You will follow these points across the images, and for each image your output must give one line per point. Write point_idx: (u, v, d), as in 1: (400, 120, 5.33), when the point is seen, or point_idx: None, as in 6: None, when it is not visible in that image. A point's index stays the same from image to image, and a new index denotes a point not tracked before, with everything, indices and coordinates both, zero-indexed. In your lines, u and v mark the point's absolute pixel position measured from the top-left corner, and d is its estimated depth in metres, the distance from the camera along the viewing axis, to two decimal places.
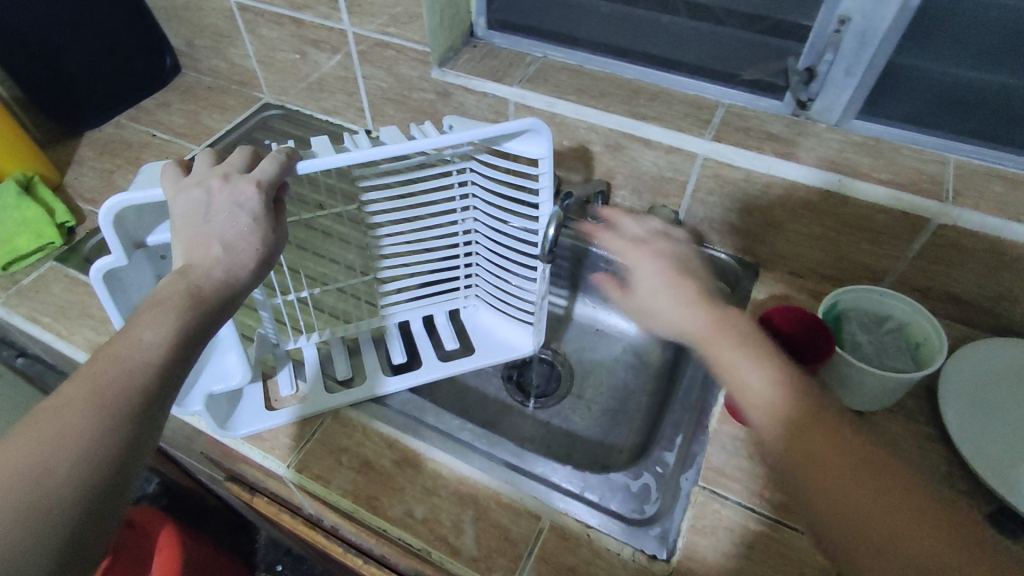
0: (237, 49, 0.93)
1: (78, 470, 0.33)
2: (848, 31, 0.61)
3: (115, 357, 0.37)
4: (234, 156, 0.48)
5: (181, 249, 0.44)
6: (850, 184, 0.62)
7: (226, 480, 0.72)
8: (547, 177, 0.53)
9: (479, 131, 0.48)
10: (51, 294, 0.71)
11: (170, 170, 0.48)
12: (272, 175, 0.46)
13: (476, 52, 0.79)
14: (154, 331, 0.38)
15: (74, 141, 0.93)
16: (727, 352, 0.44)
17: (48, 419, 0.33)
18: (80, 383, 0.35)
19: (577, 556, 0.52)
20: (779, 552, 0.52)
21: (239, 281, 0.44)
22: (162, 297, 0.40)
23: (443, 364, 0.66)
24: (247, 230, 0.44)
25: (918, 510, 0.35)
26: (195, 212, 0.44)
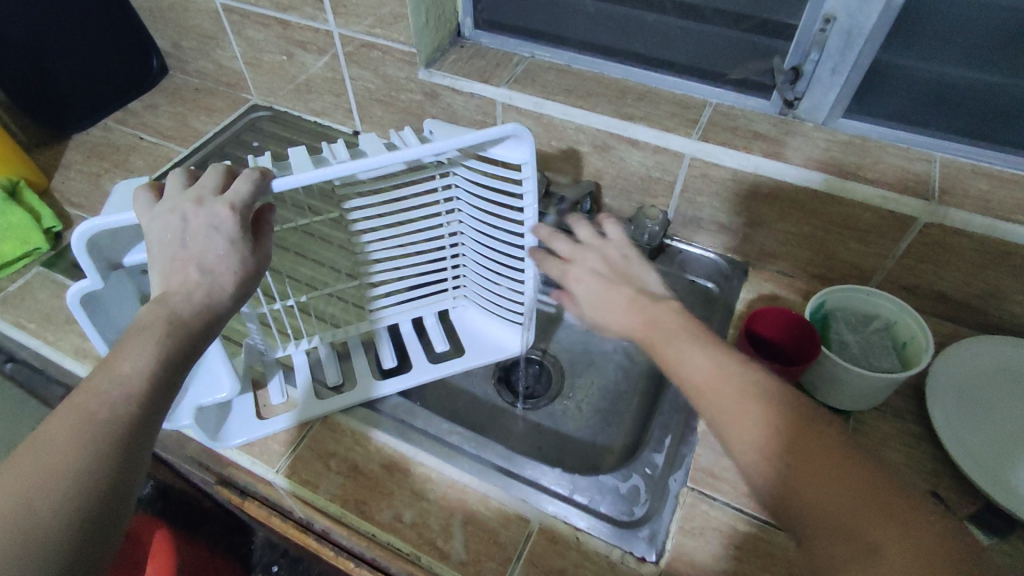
0: (224, 50, 0.92)
1: (62, 513, 0.33)
2: (833, 30, 0.61)
3: (96, 391, 0.36)
4: (207, 175, 0.46)
5: (159, 277, 0.42)
6: (841, 184, 0.62)
7: (217, 483, 0.71)
8: (531, 182, 0.53)
9: (459, 139, 0.47)
10: (38, 300, 0.71)
11: (142, 194, 0.45)
12: (245, 196, 0.44)
13: (464, 53, 0.79)
14: (134, 362, 0.38)
15: (61, 144, 0.92)
16: (667, 351, 0.46)
17: (31, 461, 0.33)
18: (61, 420, 0.35)
19: (566, 559, 0.52)
20: (767, 552, 0.52)
21: (220, 305, 0.42)
22: (142, 324, 0.39)
23: (432, 367, 0.66)
24: (225, 254, 0.43)
25: (886, 505, 0.35)
26: (171, 238, 0.42)
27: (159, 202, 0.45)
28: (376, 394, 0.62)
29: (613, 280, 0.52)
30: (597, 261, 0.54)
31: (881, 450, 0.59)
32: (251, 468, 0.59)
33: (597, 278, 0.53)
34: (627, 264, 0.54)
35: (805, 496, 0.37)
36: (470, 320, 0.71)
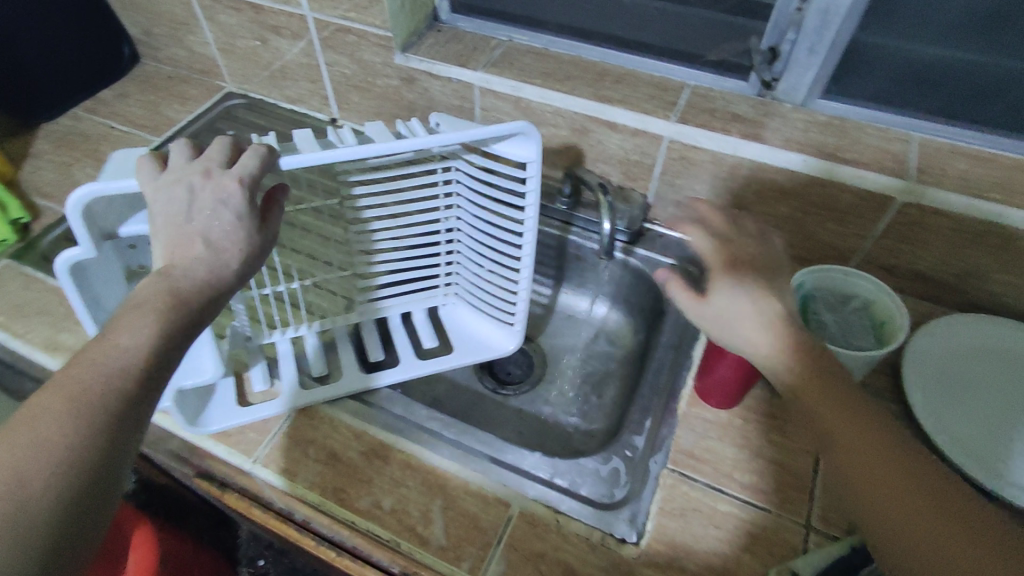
0: (196, 37, 0.90)
1: (53, 485, 0.31)
2: (810, 10, 0.61)
3: (91, 363, 0.35)
4: (214, 149, 0.46)
5: (162, 249, 0.42)
6: (833, 167, 0.61)
7: (195, 476, 0.70)
8: (534, 182, 0.52)
9: (465, 132, 0.47)
10: (5, 292, 0.69)
11: (146, 164, 0.45)
12: (253, 170, 0.44)
13: (441, 37, 0.78)
14: (132, 334, 0.37)
15: (29, 134, 0.90)
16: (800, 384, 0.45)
17: (22, 430, 0.32)
18: (54, 391, 0.34)
19: (546, 542, 0.52)
20: (746, 531, 0.52)
21: (222, 282, 0.42)
22: (141, 299, 0.39)
23: (421, 363, 0.64)
24: (232, 229, 0.42)
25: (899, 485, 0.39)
26: (174, 211, 0.42)
27: (165, 173, 0.44)
28: (369, 385, 0.61)
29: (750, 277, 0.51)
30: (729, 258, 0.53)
31: None
32: (227, 459, 0.58)
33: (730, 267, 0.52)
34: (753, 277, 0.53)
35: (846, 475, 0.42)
36: (459, 317, 0.69)
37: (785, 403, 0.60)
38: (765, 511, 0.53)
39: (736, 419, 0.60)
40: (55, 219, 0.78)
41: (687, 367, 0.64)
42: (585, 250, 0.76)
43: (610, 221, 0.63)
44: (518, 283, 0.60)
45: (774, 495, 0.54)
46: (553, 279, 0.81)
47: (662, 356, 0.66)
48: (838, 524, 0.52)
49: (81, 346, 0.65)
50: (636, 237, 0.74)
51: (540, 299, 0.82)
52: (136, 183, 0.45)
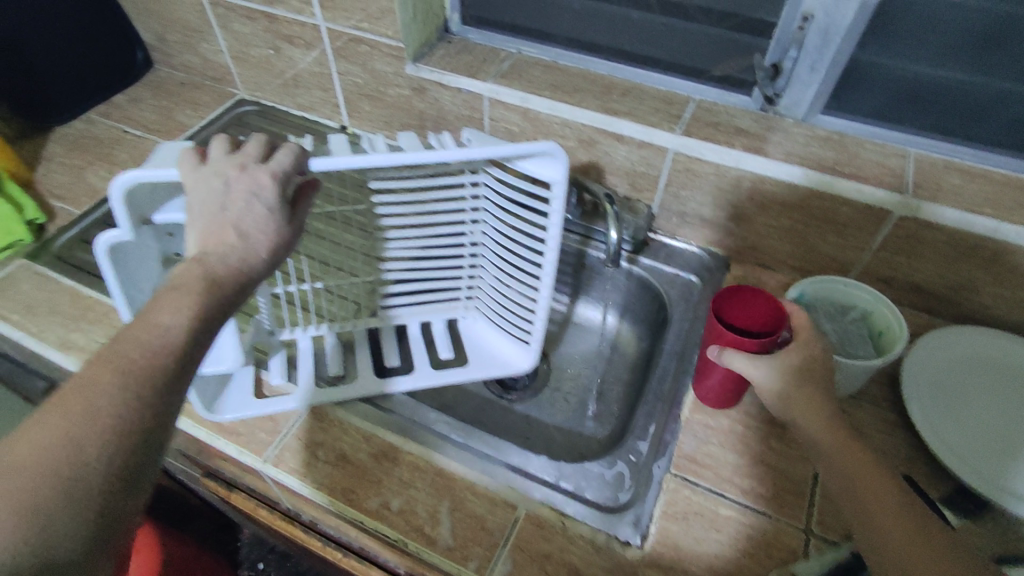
0: (210, 44, 0.92)
1: (105, 451, 0.33)
2: (812, 28, 0.63)
3: (136, 340, 0.37)
4: (251, 144, 0.48)
5: (197, 237, 0.44)
6: (841, 183, 0.63)
7: (203, 476, 0.73)
8: (558, 203, 0.52)
9: (495, 149, 0.48)
10: (19, 291, 0.71)
11: (188, 156, 0.47)
12: (287, 166, 0.46)
13: (451, 48, 0.79)
14: (173, 315, 0.39)
15: (43, 136, 0.91)
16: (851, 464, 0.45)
17: (76, 398, 0.34)
18: (104, 365, 0.35)
19: (552, 544, 0.53)
20: (748, 535, 0.53)
21: (251, 271, 0.43)
22: (179, 282, 0.41)
23: (436, 373, 0.65)
24: (264, 221, 0.44)
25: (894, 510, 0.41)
26: (211, 201, 0.44)
27: (205, 164, 0.46)
28: (385, 390, 0.62)
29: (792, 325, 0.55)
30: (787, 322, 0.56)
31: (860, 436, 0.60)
32: (238, 458, 0.59)
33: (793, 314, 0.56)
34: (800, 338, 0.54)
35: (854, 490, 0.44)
36: (479, 332, 0.69)
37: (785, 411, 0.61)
38: (765, 516, 0.54)
39: (737, 426, 0.61)
40: (70, 221, 0.79)
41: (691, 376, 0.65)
42: (592, 259, 0.78)
43: (617, 229, 0.64)
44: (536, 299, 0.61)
45: (774, 500, 0.55)
46: (569, 292, 0.83)
47: (666, 363, 0.67)
48: (836, 529, 0.53)
49: (94, 345, 0.66)
50: (640, 246, 0.76)
51: (557, 309, 0.84)
52: (176, 173, 0.47)
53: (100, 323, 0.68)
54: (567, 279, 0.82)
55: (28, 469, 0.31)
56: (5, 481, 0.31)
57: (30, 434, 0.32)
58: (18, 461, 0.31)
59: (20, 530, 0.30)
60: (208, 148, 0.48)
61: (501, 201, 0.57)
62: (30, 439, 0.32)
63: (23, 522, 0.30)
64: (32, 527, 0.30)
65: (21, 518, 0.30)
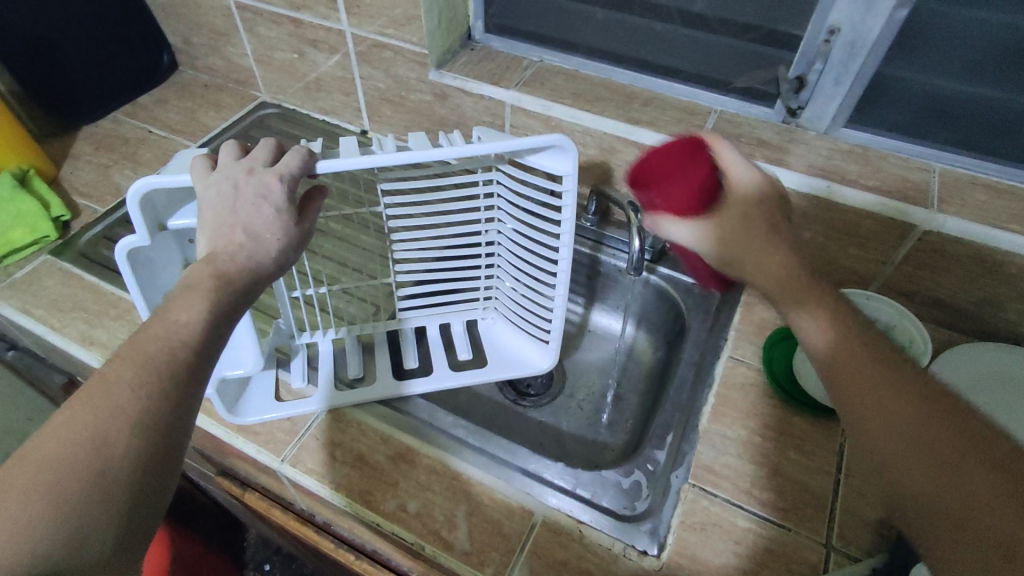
0: (235, 47, 0.93)
1: (132, 446, 0.33)
2: (837, 42, 0.63)
3: (156, 337, 0.37)
4: (259, 148, 0.48)
5: (207, 238, 0.44)
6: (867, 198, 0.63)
7: (218, 475, 0.74)
8: (571, 198, 0.53)
9: (505, 144, 0.48)
10: (44, 286, 0.71)
11: (199, 162, 0.47)
12: (294, 169, 0.46)
13: (474, 55, 0.80)
14: (190, 312, 0.39)
15: (70, 135, 0.92)
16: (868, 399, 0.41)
17: (101, 395, 0.34)
18: (126, 362, 0.36)
19: (569, 551, 0.53)
20: (766, 548, 0.53)
21: (263, 268, 0.44)
22: (192, 282, 0.41)
23: (455, 374, 0.64)
24: (273, 222, 0.44)
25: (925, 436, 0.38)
26: (221, 204, 0.44)
27: (215, 170, 0.46)
28: (401, 391, 0.62)
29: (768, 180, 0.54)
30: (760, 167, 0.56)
31: None
32: (255, 457, 0.59)
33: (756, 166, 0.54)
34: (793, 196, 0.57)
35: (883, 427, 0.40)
36: (497, 332, 0.69)
37: (805, 424, 0.61)
38: (784, 529, 0.54)
39: (756, 437, 0.60)
40: (93, 218, 0.80)
41: (709, 385, 0.64)
42: (612, 268, 0.78)
43: (639, 238, 0.65)
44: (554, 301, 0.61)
45: (793, 513, 0.55)
46: (585, 299, 0.83)
47: (683, 372, 0.67)
48: (857, 544, 0.53)
49: (115, 341, 0.66)
50: (660, 255, 0.76)
51: (572, 317, 0.84)
52: (190, 180, 0.46)
53: (122, 320, 0.68)
54: (581, 285, 0.82)
55: (59, 464, 0.31)
56: (38, 478, 0.31)
57: (58, 431, 0.32)
58: (49, 456, 0.31)
59: (56, 524, 0.30)
60: (218, 155, 0.47)
61: (514, 199, 0.57)
62: (57, 437, 0.32)
63: (56, 515, 0.30)
64: (66, 520, 0.30)
65: (55, 512, 0.30)
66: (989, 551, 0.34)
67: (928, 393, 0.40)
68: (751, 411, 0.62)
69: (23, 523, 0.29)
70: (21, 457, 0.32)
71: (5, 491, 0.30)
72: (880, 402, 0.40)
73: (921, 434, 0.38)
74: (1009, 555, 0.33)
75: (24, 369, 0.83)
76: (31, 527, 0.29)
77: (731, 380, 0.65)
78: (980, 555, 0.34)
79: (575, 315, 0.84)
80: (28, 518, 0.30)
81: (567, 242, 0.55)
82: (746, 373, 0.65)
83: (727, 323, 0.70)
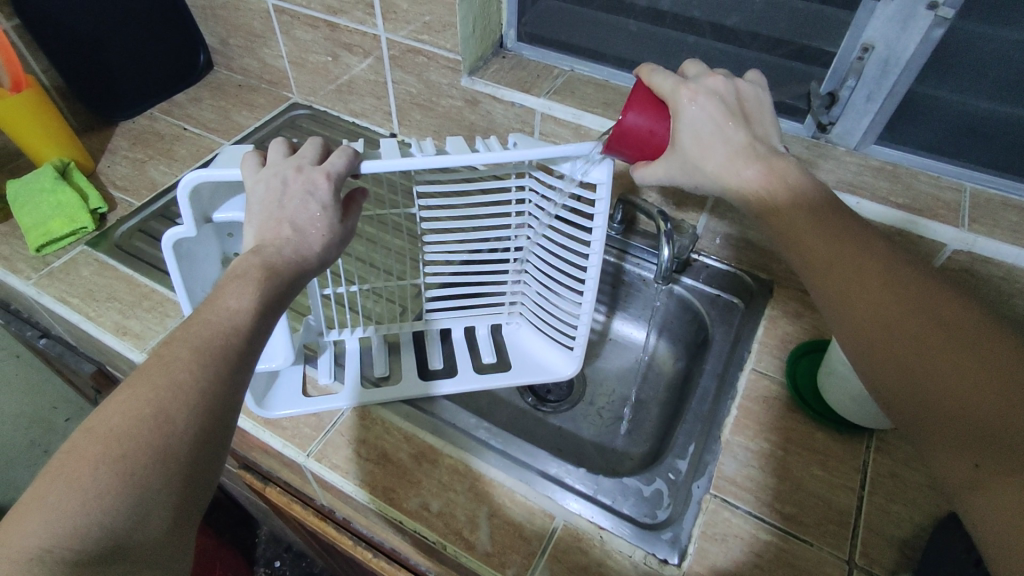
0: (270, 49, 0.95)
1: (191, 422, 0.34)
2: (871, 59, 0.63)
3: (208, 322, 0.38)
4: (306, 146, 0.49)
5: (255, 230, 0.45)
6: (898, 216, 0.62)
7: (239, 469, 0.75)
8: (603, 204, 0.54)
9: (542, 150, 0.49)
10: (80, 276, 0.73)
11: (250, 159, 0.48)
12: (340, 168, 0.47)
13: (505, 63, 0.81)
14: (239, 299, 0.40)
15: (109, 130, 0.95)
16: (888, 343, 0.41)
17: (160, 372, 0.35)
18: (182, 343, 0.37)
19: (589, 557, 0.53)
20: (788, 561, 0.52)
21: (307, 262, 0.45)
22: (240, 271, 0.42)
23: (478, 377, 0.65)
24: (319, 219, 0.46)
25: (942, 366, 0.39)
26: (270, 198, 0.46)
27: (265, 167, 0.47)
28: (426, 392, 0.63)
29: (730, 114, 0.52)
30: (716, 86, 0.52)
31: (904, 469, 0.59)
32: (282, 451, 0.61)
33: (713, 105, 0.51)
34: (751, 101, 0.54)
35: (903, 365, 0.40)
36: (521, 337, 0.70)
37: (829, 440, 0.61)
38: (807, 544, 0.53)
39: (778, 450, 0.60)
40: (129, 212, 0.82)
41: (732, 397, 0.64)
42: (635, 278, 0.79)
43: (668, 247, 0.65)
44: (581, 307, 0.62)
45: (814, 528, 0.54)
46: (607, 307, 0.84)
47: (706, 382, 0.67)
48: (880, 563, 0.52)
49: (148, 331, 0.68)
50: (683, 265, 0.77)
51: (593, 325, 0.84)
52: (240, 175, 0.48)
53: (155, 311, 0.70)
54: (604, 293, 0.83)
55: (124, 437, 0.32)
56: (104, 448, 0.32)
57: (122, 405, 0.33)
58: (115, 430, 0.32)
59: (122, 493, 0.31)
60: (267, 151, 0.49)
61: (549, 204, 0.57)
62: (120, 410, 0.33)
63: (123, 486, 0.31)
64: (131, 490, 0.31)
65: (121, 483, 0.31)
66: (995, 462, 0.35)
67: (949, 310, 0.41)
68: (772, 424, 0.62)
69: (93, 491, 0.30)
70: (88, 428, 0.33)
71: (73, 461, 0.31)
72: (892, 322, 0.41)
73: (934, 349, 0.39)
74: (1013, 467, 0.34)
75: (53, 357, 0.85)
76: (100, 497, 0.30)
77: (754, 392, 0.65)
78: (988, 467, 0.35)
79: (598, 322, 0.84)
80: (98, 487, 0.31)
81: (598, 248, 0.56)
82: (770, 387, 0.65)
83: (750, 337, 0.70)
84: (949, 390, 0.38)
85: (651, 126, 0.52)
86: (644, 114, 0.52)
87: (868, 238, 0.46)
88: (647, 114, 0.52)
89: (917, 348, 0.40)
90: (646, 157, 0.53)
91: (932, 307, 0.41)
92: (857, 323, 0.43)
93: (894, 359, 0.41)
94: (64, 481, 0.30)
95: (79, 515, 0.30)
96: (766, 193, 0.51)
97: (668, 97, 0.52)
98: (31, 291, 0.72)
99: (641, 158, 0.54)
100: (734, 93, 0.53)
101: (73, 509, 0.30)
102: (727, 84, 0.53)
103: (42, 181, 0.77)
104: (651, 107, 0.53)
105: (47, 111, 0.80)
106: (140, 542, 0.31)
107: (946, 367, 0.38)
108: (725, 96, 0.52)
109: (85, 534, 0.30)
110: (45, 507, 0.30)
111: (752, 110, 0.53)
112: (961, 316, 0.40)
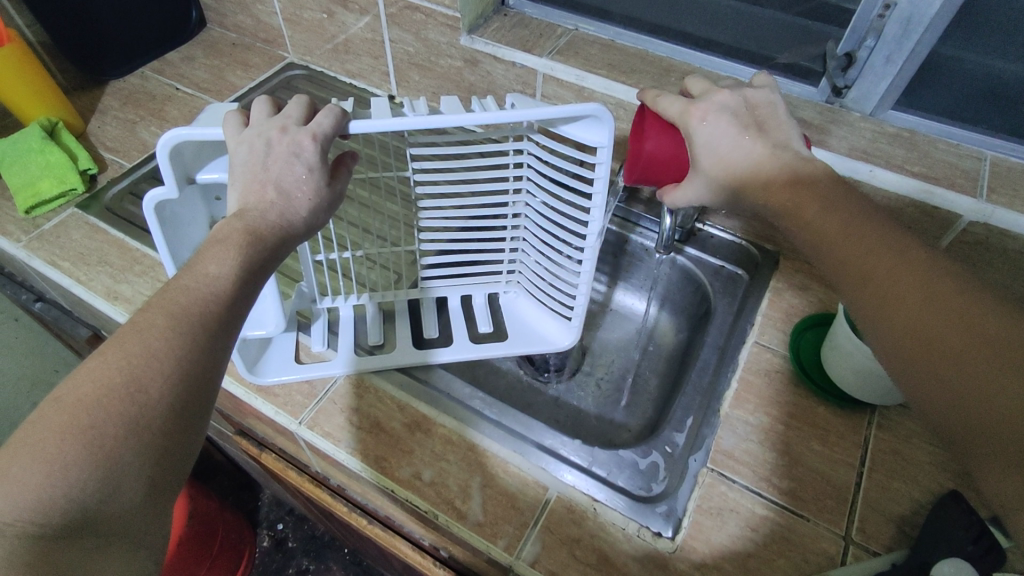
0: (264, 6, 0.92)
1: (166, 391, 0.33)
2: (893, 17, 0.59)
3: (186, 289, 0.37)
4: (292, 106, 0.46)
5: (237, 195, 0.43)
6: (912, 185, 0.60)
7: (236, 434, 0.76)
8: (604, 169, 0.51)
9: (539, 111, 0.47)
10: (71, 239, 0.72)
11: (231, 118, 0.46)
12: (328, 128, 0.45)
13: (507, 21, 0.78)
14: (220, 265, 0.39)
15: (99, 89, 0.92)
16: (915, 344, 0.38)
17: (134, 340, 0.34)
18: (158, 310, 0.36)
19: (582, 528, 0.53)
20: (783, 537, 0.52)
21: (292, 227, 0.43)
22: (222, 235, 0.40)
23: (474, 346, 0.64)
24: (304, 182, 0.44)
25: (973, 371, 0.35)
26: (254, 160, 0.43)
27: (248, 127, 0.45)
28: (423, 361, 0.62)
29: (744, 128, 0.50)
30: (726, 101, 0.51)
31: (906, 447, 0.58)
32: (274, 418, 0.60)
33: (726, 121, 0.50)
34: (766, 104, 0.52)
35: (933, 368, 0.37)
36: (519, 308, 0.68)
37: (830, 416, 0.59)
38: (805, 519, 0.53)
39: (778, 424, 0.59)
40: (120, 174, 0.80)
41: (733, 369, 0.63)
42: (636, 247, 0.78)
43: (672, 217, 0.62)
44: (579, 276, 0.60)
45: (813, 503, 0.54)
46: (609, 276, 0.82)
47: (707, 355, 0.65)
48: (877, 539, 0.51)
49: (140, 296, 0.67)
50: (687, 236, 0.75)
51: (594, 296, 0.82)
52: (221, 133, 0.45)
53: (146, 277, 0.68)
54: (606, 263, 0.81)
55: (93, 407, 0.31)
56: (71, 419, 0.31)
57: (91, 375, 0.32)
58: (83, 399, 0.31)
59: (91, 466, 0.30)
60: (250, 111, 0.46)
61: (545, 171, 0.55)
62: (90, 379, 0.32)
63: (93, 458, 0.30)
64: (101, 463, 0.30)
65: (89, 455, 0.30)
66: None
67: (989, 323, 0.36)
68: (774, 399, 0.60)
69: (58, 464, 0.30)
70: (57, 398, 0.32)
71: (40, 431, 0.30)
72: (918, 323, 0.38)
73: (963, 350, 0.36)
74: None
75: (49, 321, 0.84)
76: (67, 468, 0.30)
77: (755, 365, 0.63)
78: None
79: (599, 293, 0.82)
80: (65, 458, 0.30)
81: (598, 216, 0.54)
82: (772, 360, 0.63)
83: (754, 310, 0.68)
84: (983, 396, 0.35)
85: (673, 151, 0.52)
86: (665, 137, 0.52)
87: (904, 246, 0.42)
88: (664, 139, 0.52)
89: (948, 350, 0.37)
90: (672, 179, 0.54)
91: (973, 321, 0.37)
92: (880, 324, 0.41)
93: (922, 363, 0.38)
94: (30, 453, 0.30)
95: (43, 488, 0.29)
96: (777, 178, 0.48)
97: (677, 121, 0.51)
98: (21, 253, 0.71)
99: (667, 179, 0.54)
100: (745, 102, 0.52)
101: (38, 482, 0.29)
102: (736, 96, 0.52)
103: (29, 141, 0.75)
104: (665, 131, 0.53)
105: (36, 71, 0.78)
106: (112, 513, 0.31)
107: (978, 371, 0.35)
108: (736, 108, 0.51)
109: (51, 507, 0.29)
110: (7, 479, 0.29)
111: (767, 112, 0.51)
112: (1010, 331, 0.36)
